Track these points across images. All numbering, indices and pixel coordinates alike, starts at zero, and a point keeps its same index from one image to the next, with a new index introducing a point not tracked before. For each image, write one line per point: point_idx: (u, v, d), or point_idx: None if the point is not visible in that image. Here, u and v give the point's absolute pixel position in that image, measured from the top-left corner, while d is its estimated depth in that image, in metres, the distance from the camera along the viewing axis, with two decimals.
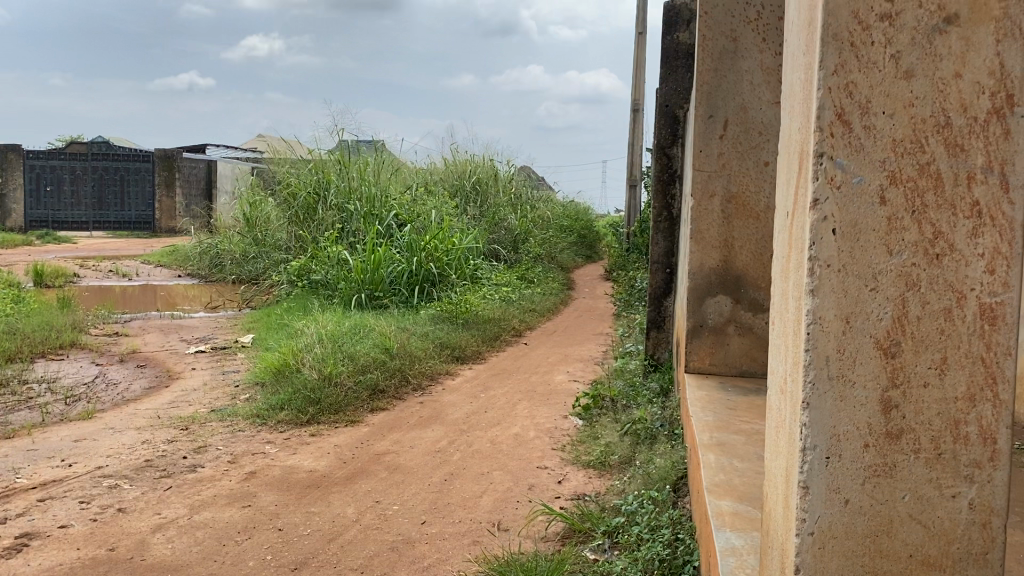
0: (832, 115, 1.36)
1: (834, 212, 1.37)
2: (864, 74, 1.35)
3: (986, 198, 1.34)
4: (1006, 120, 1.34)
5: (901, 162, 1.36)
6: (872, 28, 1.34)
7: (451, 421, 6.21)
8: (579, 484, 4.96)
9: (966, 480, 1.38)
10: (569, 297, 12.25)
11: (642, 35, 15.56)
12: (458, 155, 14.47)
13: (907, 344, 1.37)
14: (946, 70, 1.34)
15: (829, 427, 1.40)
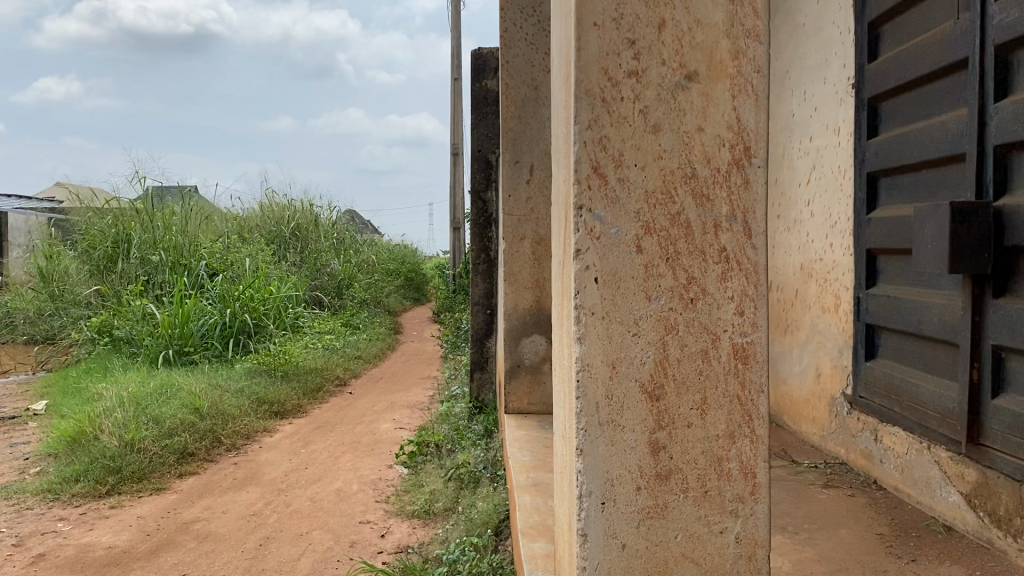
0: (589, 167, 1.40)
1: (596, 262, 1.41)
2: (616, 129, 1.41)
3: (732, 244, 1.43)
4: (745, 170, 1.43)
5: (654, 213, 1.42)
6: (620, 84, 1.40)
7: (268, 481, 5.93)
8: (402, 536, 4.85)
9: (731, 515, 1.44)
10: (395, 341, 12.12)
11: (457, 81, 15.84)
12: (274, 200, 14.06)
13: (669, 387, 1.43)
14: (689, 124, 1.41)
15: (604, 473, 1.42)
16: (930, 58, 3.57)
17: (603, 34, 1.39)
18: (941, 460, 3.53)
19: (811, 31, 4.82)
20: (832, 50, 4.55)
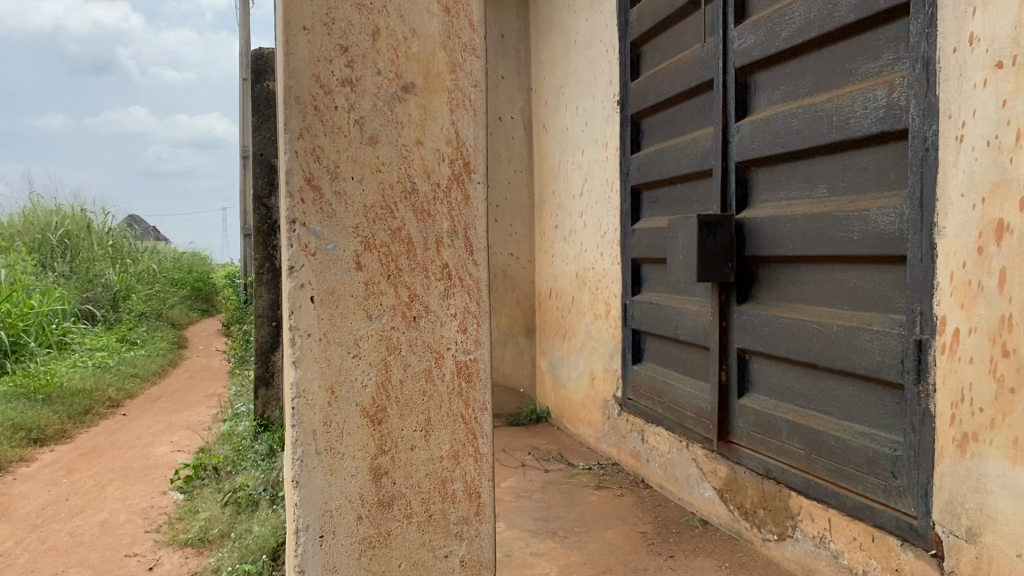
0: (302, 179, 1.49)
1: (311, 279, 1.50)
2: (330, 139, 1.52)
3: (453, 259, 1.62)
4: (465, 185, 1.63)
5: (373, 227, 1.55)
6: (334, 93, 1.52)
7: (20, 518, 5.36)
8: (173, 567, 4.50)
9: (457, 537, 1.65)
10: (179, 357, 11.39)
11: (246, 81, 15.19)
12: (38, 205, 12.82)
13: (392, 410, 1.58)
14: (408, 136, 1.58)
15: (323, 504, 1.55)
16: (682, 79, 3.82)
17: (313, 38, 1.50)
18: (698, 457, 3.76)
19: (582, 48, 5.04)
20: (601, 68, 4.78)
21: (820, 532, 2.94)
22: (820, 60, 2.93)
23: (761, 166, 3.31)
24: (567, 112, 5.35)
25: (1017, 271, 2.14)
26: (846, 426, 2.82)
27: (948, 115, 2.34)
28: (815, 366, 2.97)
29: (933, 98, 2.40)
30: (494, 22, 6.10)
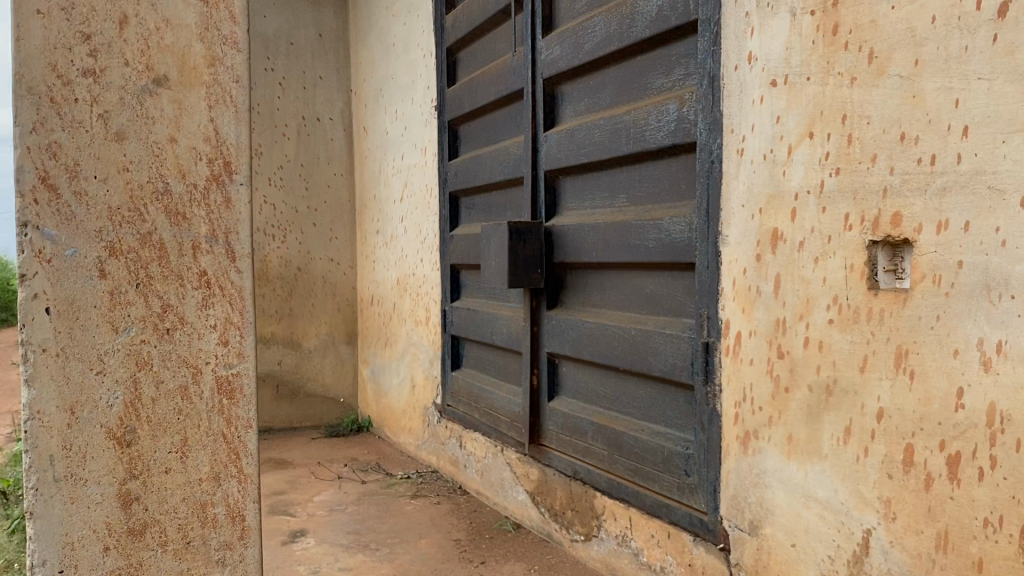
0: (35, 179, 1.44)
1: (45, 289, 1.45)
2: (69, 134, 1.47)
3: (212, 267, 1.59)
4: (225, 187, 1.60)
5: (120, 233, 1.51)
6: (74, 84, 1.47)
7: None
8: None
9: (218, 562, 1.62)
10: None
11: None
12: None
13: (143, 430, 1.54)
14: (161, 133, 1.55)
15: (62, 536, 1.49)
16: (495, 86, 3.85)
17: (48, 23, 1.45)
18: (511, 461, 3.79)
19: (400, 52, 5.00)
20: (418, 72, 4.75)
21: (621, 531, 3.03)
22: (620, 72, 3.04)
23: (568, 174, 3.38)
24: (386, 116, 5.29)
25: (790, 278, 2.29)
26: (645, 426, 2.93)
27: (731, 128, 2.48)
28: (617, 369, 3.06)
29: (718, 114, 2.53)
30: (312, 21, 5.95)
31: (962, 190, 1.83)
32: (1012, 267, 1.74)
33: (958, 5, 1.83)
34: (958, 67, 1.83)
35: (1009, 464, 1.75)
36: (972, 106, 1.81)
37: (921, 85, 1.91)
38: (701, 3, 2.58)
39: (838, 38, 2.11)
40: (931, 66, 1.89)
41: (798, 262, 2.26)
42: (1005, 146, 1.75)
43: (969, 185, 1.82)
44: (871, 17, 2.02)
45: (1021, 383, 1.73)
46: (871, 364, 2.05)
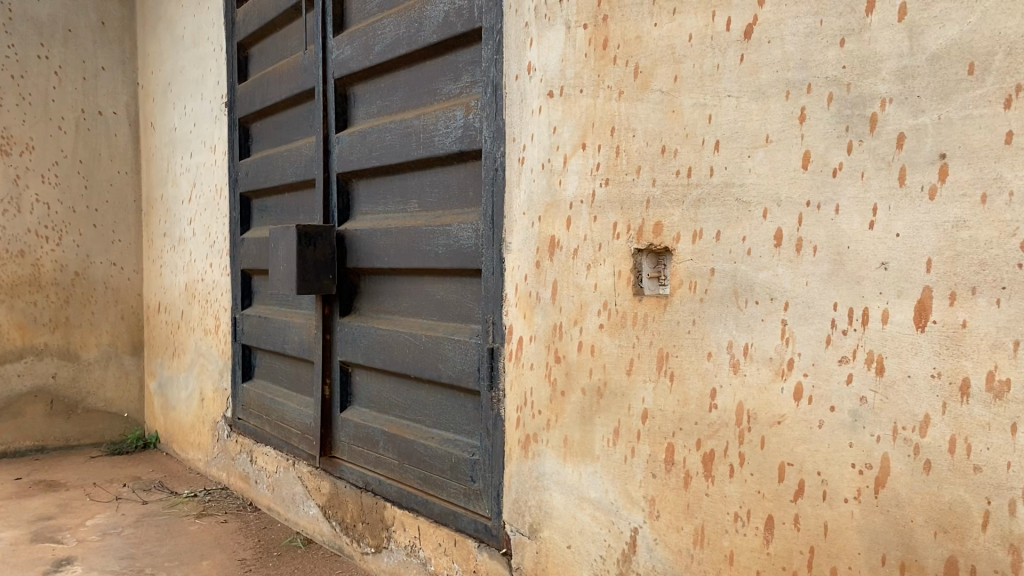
0: None
1: None
2: None
3: None
4: None
5: None
6: None
7: None
8: None
9: None
10: None
11: None
12: None
13: None
14: None
15: None
16: (286, 85, 3.71)
17: None
18: (303, 475, 3.65)
19: (189, 46, 4.73)
20: (208, 67, 4.52)
21: (410, 541, 2.97)
22: (410, 76, 3.01)
23: (360, 178, 3.30)
24: (175, 112, 4.99)
25: (565, 284, 2.33)
26: (434, 434, 2.91)
27: (513, 136, 2.50)
28: (407, 377, 3.01)
29: (501, 122, 2.55)
30: (94, 7, 5.54)
31: (714, 201, 1.93)
32: (755, 274, 1.85)
33: (711, 25, 1.94)
34: (711, 84, 1.94)
35: (755, 460, 1.85)
36: (723, 122, 1.91)
37: (680, 100, 2.01)
38: (485, 10, 2.59)
39: (608, 52, 2.19)
40: (688, 82, 1.99)
41: (573, 268, 2.31)
42: (750, 161, 1.86)
43: (719, 196, 1.92)
44: (636, 32, 2.11)
45: (764, 382, 1.84)
46: (637, 367, 2.12)
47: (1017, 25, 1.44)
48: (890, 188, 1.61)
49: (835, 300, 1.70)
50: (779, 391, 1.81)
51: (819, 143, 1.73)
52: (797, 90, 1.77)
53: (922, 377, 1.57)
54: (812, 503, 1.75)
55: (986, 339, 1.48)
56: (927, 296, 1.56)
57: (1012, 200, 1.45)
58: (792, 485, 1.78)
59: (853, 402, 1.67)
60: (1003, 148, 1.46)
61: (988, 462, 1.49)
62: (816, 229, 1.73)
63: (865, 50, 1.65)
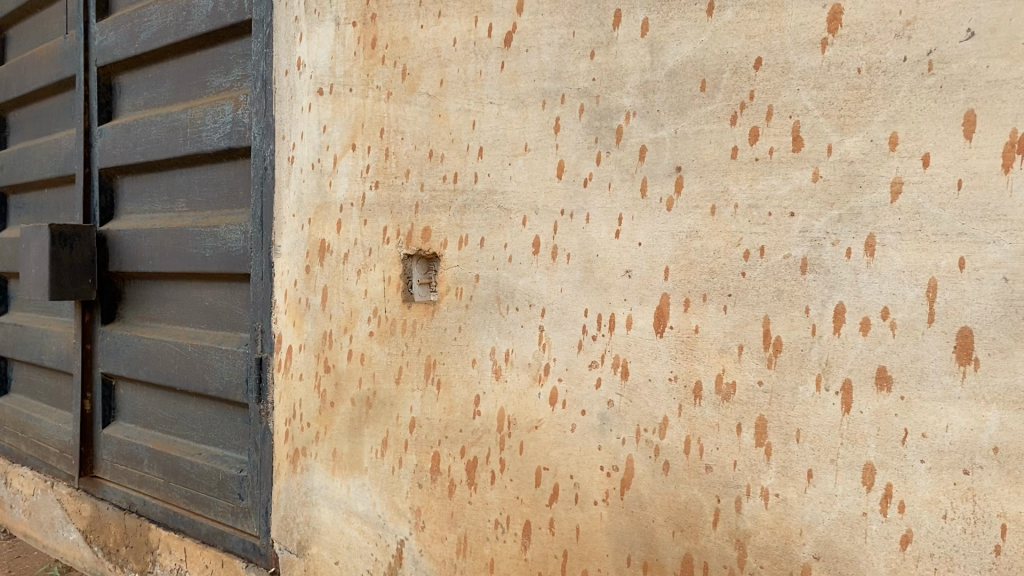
0: None
1: None
2: None
3: None
4: None
5: None
6: None
7: None
8: None
9: None
10: None
11: None
12: None
13: None
14: None
15: None
16: (45, 72, 3.40)
17: None
18: (61, 498, 3.33)
19: None
20: None
21: (176, 565, 2.77)
22: (179, 68, 2.82)
23: (127, 174, 3.06)
24: None
25: (337, 290, 2.20)
26: (202, 450, 2.74)
27: (282, 135, 2.38)
28: (174, 389, 2.82)
29: (271, 118, 2.43)
30: None
31: (478, 208, 1.91)
32: (516, 281, 1.84)
33: (474, 31, 1.92)
34: (474, 90, 1.91)
35: (514, 466, 1.85)
36: (485, 129, 1.89)
37: (445, 104, 1.97)
38: (255, 2, 2.47)
39: (376, 51, 2.13)
40: (453, 87, 1.95)
41: (344, 273, 2.18)
42: (511, 168, 1.85)
43: (482, 204, 1.90)
44: (404, 33, 2.06)
45: (522, 388, 1.83)
46: (407, 376, 2.04)
47: (742, 46, 1.51)
48: (633, 198, 1.66)
49: (586, 307, 1.73)
50: (536, 396, 1.81)
51: (572, 153, 1.75)
52: (552, 100, 1.78)
53: (660, 380, 1.62)
54: (565, 507, 1.76)
55: (716, 344, 1.55)
56: (665, 302, 1.61)
57: (737, 212, 1.52)
58: (548, 489, 1.79)
59: (600, 406, 1.71)
60: (729, 162, 1.53)
61: (717, 462, 1.55)
62: (570, 237, 1.75)
63: (612, 63, 1.69)
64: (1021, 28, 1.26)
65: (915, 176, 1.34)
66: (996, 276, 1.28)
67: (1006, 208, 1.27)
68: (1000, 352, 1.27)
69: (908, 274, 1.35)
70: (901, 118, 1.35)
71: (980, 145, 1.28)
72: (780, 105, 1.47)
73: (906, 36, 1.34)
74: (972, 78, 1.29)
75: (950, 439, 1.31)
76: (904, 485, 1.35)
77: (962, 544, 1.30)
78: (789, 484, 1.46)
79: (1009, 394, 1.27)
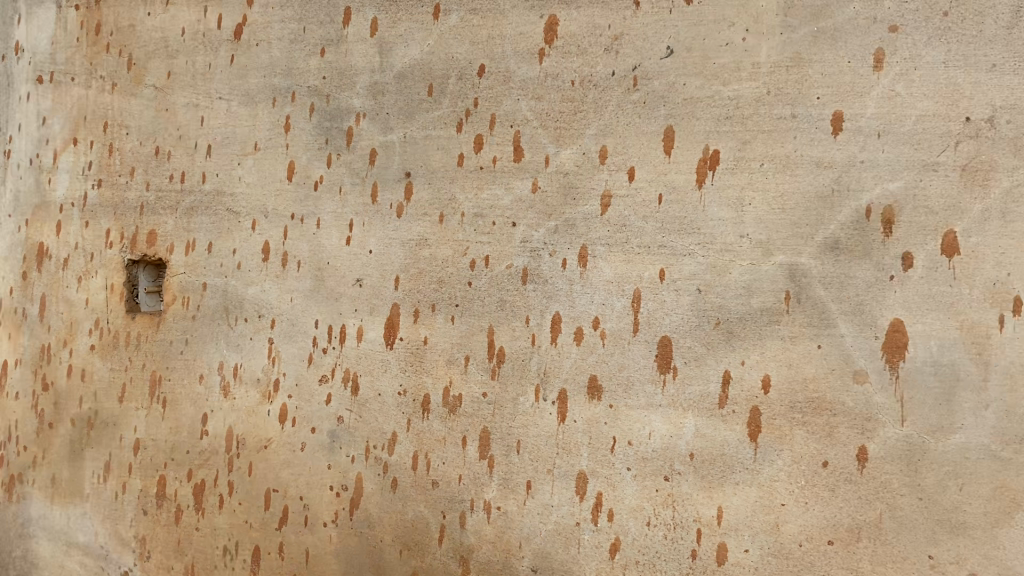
0: None
1: None
2: None
3: None
4: None
5: None
6: None
7: None
8: None
9: None
10: None
11: None
12: None
13: None
14: None
15: None
16: None
17: None
18: None
19: None
20: None
21: None
22: None
23: None
24: None
25: (54, 298, 1.77)
26: None
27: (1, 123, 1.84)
28: None
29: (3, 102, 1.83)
30: None
31: (206, 210, 1.68)
32: (245, 290, 1.64)
33: (203, 21, 1.71)
34: (202, 84, 1.69)
35: (242, 488, 1.65)
36: (214, 126, 1.68)
37: (173, 98, 1.71)
38: None
39: (99, 38, 1.77)
40: (182, 80, 1.71)
41: (65, 279, 1.77)
42: (241, 169, 1.66)
43: (210, 207, 1.68)
44: (129, 20, 1.75)
45: (251, 406, 1.64)
46: (131, 393, 1.73)
47: (466, 51, 1.48)
48: (364, 204, 1.55)
49: (316, 317, 1.59)
50: (265, 415, 1.63)
51: (302, 154, 1.61)
52: (283, 98, 1.63)
53: (389, 395, 1.52)
54: (294, 530, 1.61)
55: (443, 355, 1.47)
56: (395, 313, 1.51)
57: (464, 220, 1.46)
58: (277, 512, 1.62)
59: (330, 423, 1.57)
60: (455, 169, 1.47)
61: (443, 477, 1.47)
62: (301, 243, 1.60)
63: (341, 62, 1.59)
64: (714, 49, 1.32)
65: (622, 190, 1.37)
66: (692, 288, 1.33)
67: (699, 221, 1.33)
68: (695, 361, 1.32)
69: (616, 284, 1.37)
70: (610, 132, 1.38)
71: (678, 160, 1.34)
72: (501, 114, 1.45)
73: (614, 50, 1.37)
74: (672, 95, 1.34)
75: (653, 446, 1.34)
76: (613, 493, 1.35)
77: (664, 551, 1.32)
78: (510, 497, 1.42)
79: (702, 401, 1.31)
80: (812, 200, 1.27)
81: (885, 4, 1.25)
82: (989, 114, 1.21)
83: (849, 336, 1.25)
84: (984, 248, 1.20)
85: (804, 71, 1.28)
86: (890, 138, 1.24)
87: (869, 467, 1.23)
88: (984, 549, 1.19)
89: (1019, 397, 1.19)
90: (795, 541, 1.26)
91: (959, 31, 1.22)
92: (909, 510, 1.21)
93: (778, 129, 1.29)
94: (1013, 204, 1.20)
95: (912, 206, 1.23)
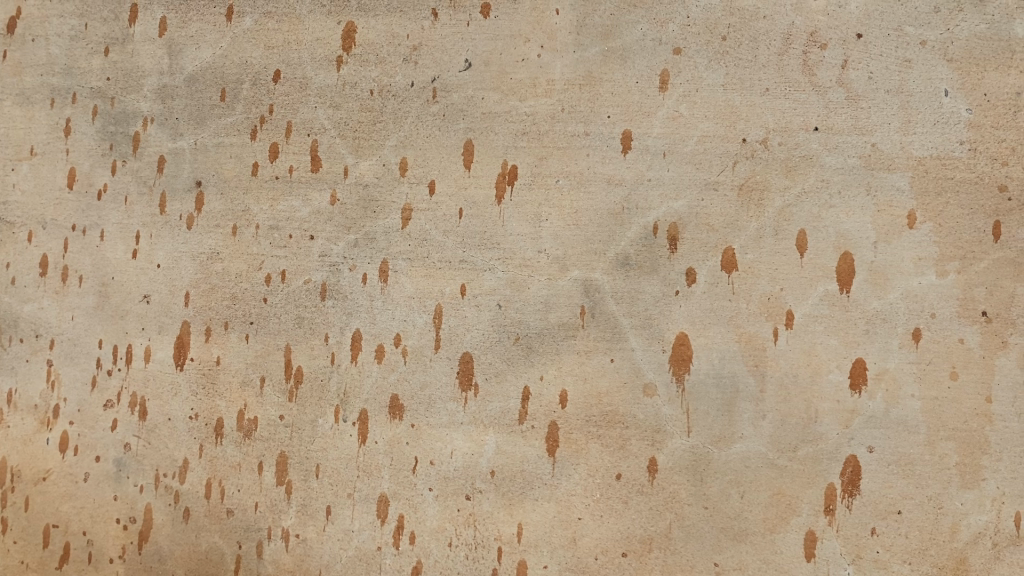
0: None
1: None
2: None
3: None
4: None
5: None
6: None
7: None
8: None
9: None
10: None
11: None
12: None
13: None
14: None
15: None
16: None
17: None
18: None
19: None
20: None
21: None
22: None
23: None
24: None
25: None
26: None
27: None
28: None
29: None
30: None
31: None
32: (19, 307, 1.44)
33: None
34: None
35: (18, 525, 1.43)
36: None
37: None
38: None
39: None
40: None
41: None
42: (14, 175, 1.47)
43: None
44: None
45: (28, 435, 1.43)
46: None
47: (261, 56, 1.42)
48: (150, 215, 1.43)
49: (100, 337, 1.42)
50: (44, 444, 1.43)
51: (84, 160, 1.45)
52: (61, 99, 1.47)
53: (180, 420, 1.39)
54: (77, 569, 1.41)
55: (237, 376, 1.39)
56: (186, 331, 1.41)
57: (259, 233, 1.39)
58: (58, 550, 1.41)
59: (116, 451, 1.41)
60: (249, 180, 1.40)
61: (237, 505, 1.36)
62: (82, 257, 1.44)
63: (126, 63, 1.45)
64: (510, 64, 1.34)
65: (422, 203, 1.35)
66: (491, 303, 1.32)
67: (498, 236, 1.32)
68: (495, 376, 1.31)
69: (417, 300, 1.34)
70: (410, 145, 1.36)
71: (477, 175, 1.33)
72: (297, 122, 1.40)
73: (413, 61, 1.37)
74: (470, 108, 1.34)
75: (455, 465, 1.31)
76: (414, 515, 1.31)
77: (465, 571, 1.30)
78: (308, 523, 1.34)
79: (502, 417, 1.30)
80: (603, 217, 1.30)
81: (669, 27, 1.30)
82: (764, 135, 1.28)
83: (638, 350, 1.28)
84: (759, 264, 1.26)
85: (595, 89, 1.31)
86: (675, 158, 1.29)
87: (658, 477, 1.26)
88: (763, 554, 1.23)
89: (792, 405, 1.25)
90: (591, 555, 1.27)
91: (735, 56, 1.29)
92: (697, 520, 1.25)
93: (572, 146, 1.31)
94: (785, 223, 1.26)
95: (696, 224, 1.28)
